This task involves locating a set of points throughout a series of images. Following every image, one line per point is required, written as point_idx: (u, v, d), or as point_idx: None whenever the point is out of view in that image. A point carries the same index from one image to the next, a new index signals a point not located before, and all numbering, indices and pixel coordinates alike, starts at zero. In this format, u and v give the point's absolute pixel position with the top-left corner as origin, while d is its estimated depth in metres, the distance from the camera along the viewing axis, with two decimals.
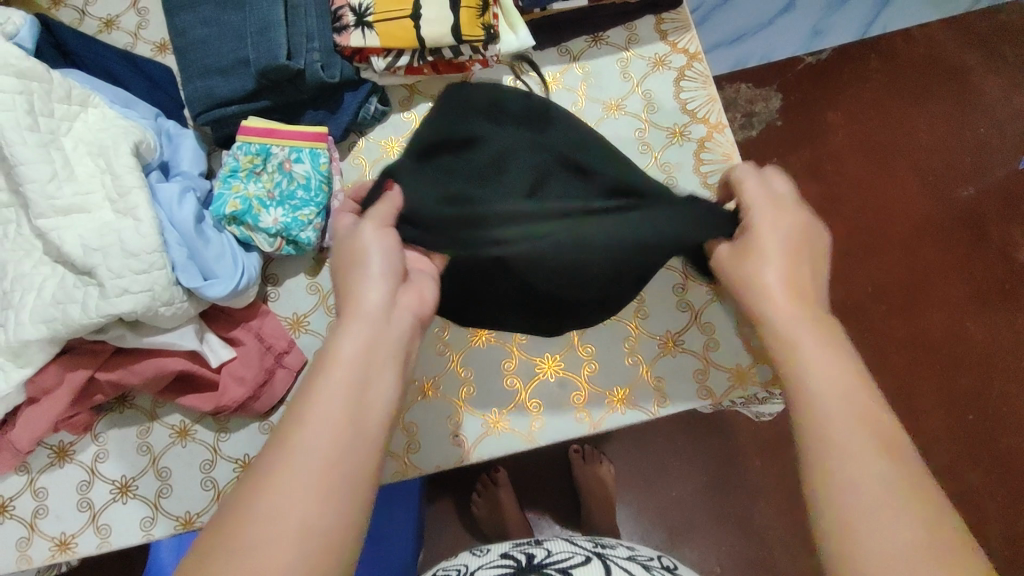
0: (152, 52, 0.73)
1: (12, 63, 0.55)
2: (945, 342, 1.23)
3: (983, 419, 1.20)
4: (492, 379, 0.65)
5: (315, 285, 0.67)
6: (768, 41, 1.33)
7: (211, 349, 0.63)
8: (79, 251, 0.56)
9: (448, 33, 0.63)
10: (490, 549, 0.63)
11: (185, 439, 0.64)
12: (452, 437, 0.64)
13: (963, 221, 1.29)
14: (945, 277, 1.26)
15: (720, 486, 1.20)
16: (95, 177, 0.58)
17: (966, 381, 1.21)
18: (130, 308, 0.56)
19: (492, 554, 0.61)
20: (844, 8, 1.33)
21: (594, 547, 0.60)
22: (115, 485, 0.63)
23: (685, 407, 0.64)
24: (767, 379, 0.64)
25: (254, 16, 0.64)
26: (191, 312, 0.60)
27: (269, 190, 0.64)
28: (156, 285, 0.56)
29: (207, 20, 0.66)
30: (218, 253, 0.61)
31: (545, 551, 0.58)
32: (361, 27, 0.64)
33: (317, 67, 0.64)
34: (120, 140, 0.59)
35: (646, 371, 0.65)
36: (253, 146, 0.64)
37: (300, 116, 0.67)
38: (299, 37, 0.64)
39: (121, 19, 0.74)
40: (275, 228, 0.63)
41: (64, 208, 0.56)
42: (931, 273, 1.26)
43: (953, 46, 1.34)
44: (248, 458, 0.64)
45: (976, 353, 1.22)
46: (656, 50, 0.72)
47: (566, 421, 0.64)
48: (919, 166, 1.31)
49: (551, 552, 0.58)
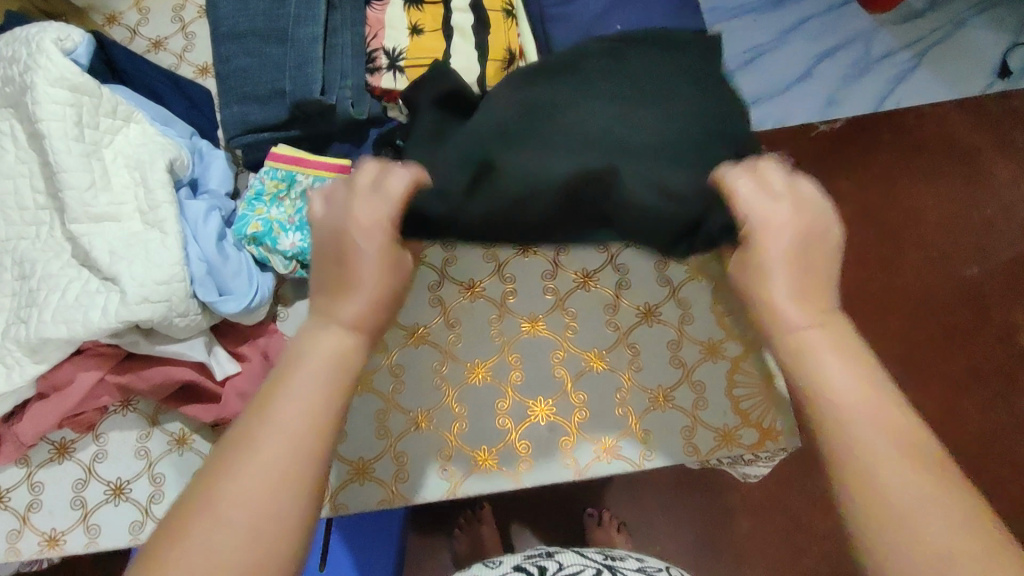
0: (194, 74, 0.77)
1: (68, 78, 0.59)
2: (943, 390, 1.28)
3: (987, 464, 1.25)
4: (485, 417, 0.66)
5: None
6: (783, 107, 1.38)
7: (217, 363, 0.64)
8: (107, 257, 0.59)
9: (475, 82, 0.68)
10: (503, 562, 0.65)
11: (183, 448, 0.66)
12: (441, 470, 0.65)
13: (966, 300, 1.32)
14: (900, 309, 1.31)
15: (708, 543, 1.20)
16: (129, 188, 0.61)
17: (972, 410, 1.27)
18: (147, 316, 0.58)
19: (505, 566, 0.63)
20: (859, 83, 1.38)
21: (604, 560, 0.64)
22: (109, 486, 0.65)
23: (671, 461, 0.65)
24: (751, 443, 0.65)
25: (294, 52, 0.67)
26: (202, 324, 0.63)
27: (290, 215, 0.66)
28: (173, 296, 0.59)
29: (249, 51, 0.69)
30: (235, 271, 0.64)
31: (558, 564, 0.62)
32: (393, 70, 0.69)
33: (348, 104, 0.67)
34: (156, 156, 0.63)
35: (634, 423, 0.66)
36: (280, 171, 0.67)
37: (326, 146, 0.71)
38: (333, 74, 0.67)
39: (168, 41, 0.78)
40: (292, 252, 0.65)
41: (97, 216, 0.60)
42: (874, 298, 1.32)
43: (963, 128, 1.38)
44: (184, 432, 0.66)
45: (899, 348, 1.30)
46: None
47: (553, 466, 0.65)
48: (891, 238, 1.35)
49: (562, 565, 0.62)
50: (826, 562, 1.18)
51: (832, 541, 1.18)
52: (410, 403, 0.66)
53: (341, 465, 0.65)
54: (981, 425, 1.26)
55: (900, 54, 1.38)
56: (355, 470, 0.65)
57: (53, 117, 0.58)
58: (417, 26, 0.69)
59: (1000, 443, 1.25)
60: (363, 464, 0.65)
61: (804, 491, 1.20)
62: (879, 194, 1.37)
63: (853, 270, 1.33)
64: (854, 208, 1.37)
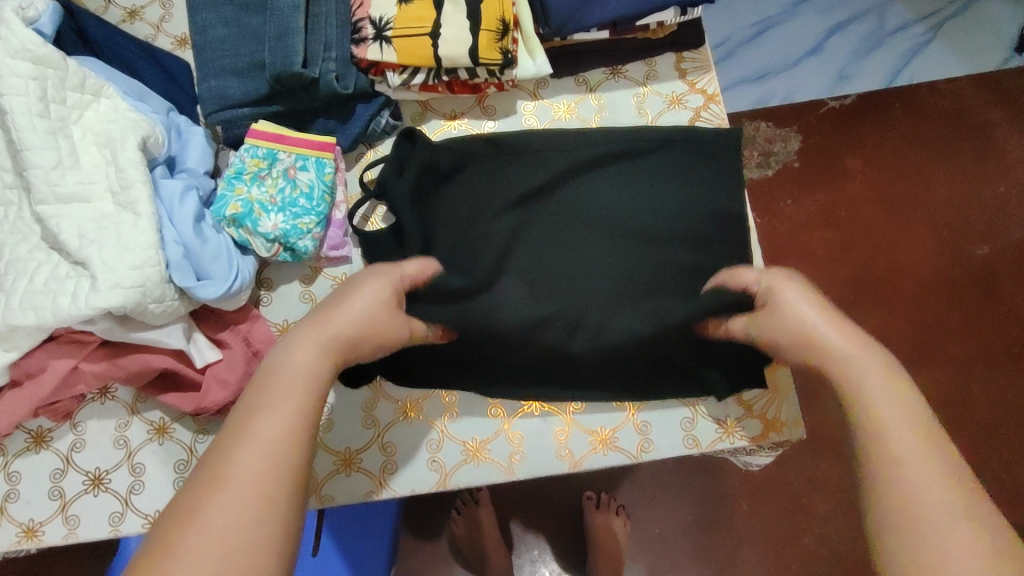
0: (172, 45, 0.73)
1: (29, 49, 0.56)
2: (950, 373, 1.25)
3: (994, 448, 1.22)
4: (477, 408, 0.64)
5: (308, 294, 0.67)
6: (793, 81, 1.33)
7: (197, 350, 0.62)
8: (76, 240, 0.56)
9: (466, 54, 0.64)
10: None
11: (163, 438, 0.63)
12: (430, 462, 0.62)
13: (976, 281, 1.28)
14: (907, 291, 1.27)
15: (707, 525, 1.18)
16: (99, 167, 0.58)
17: (980, 392, 1.24)
18: (119, 303, 0.55)
19: None
20: (871, 57, 1.33)
21: None
22: (88, 477, 0.63)
23: (670, 454, 0.63)
24: (789, 381, 0.64)
25: (274, 21, 0.64)
26: (180, 310, 0.60)
27: (272, 196, 0.63)
28: (147, 282, 0.56)
29: (227, 20, 0.65)
30: (214, 254, 0.61)
31: None
32: (379, 41, 0.64)
33: (331, 77, 0.64)
34: (128, 133, 0.59)
35: (632, 413, 0.64)
36: (260, 150, 0.64)
37: (310, 123, 0.67)
38: (317, 45, 0.64)
39: (144, 11, 0.74)
40: (274, 234, 0.62)
41: (65, 196, 0.57)
42: (882, 279, 1.28)
43: (978, 103, 1.33)
44: (164, 421, 0.64)
45: (907, 329, 1.26)
46: (674, 88, 0.72)
47: (547, 458, 0.63)
48: (904, 219, 1.30)
49: None
50: (827, 546, 1.15)
51: (832, 524, 1.16)
52: (399, 392, 0.64)
53: (328, 456, 0.62)
54: (988, 408, 1.23)
55: (914, 26, 1.33)
56: (342, 460, 0.62)
57: (15, 91, 0.55)
58: None
59: (1007, 426, 1.22)
60: (351, 455, 0.63)
61: (804, 473, 1.18)
62: (891, 172, 1.32)
63: (861, 249, 1.29)
64: (866, 186, 1.32)
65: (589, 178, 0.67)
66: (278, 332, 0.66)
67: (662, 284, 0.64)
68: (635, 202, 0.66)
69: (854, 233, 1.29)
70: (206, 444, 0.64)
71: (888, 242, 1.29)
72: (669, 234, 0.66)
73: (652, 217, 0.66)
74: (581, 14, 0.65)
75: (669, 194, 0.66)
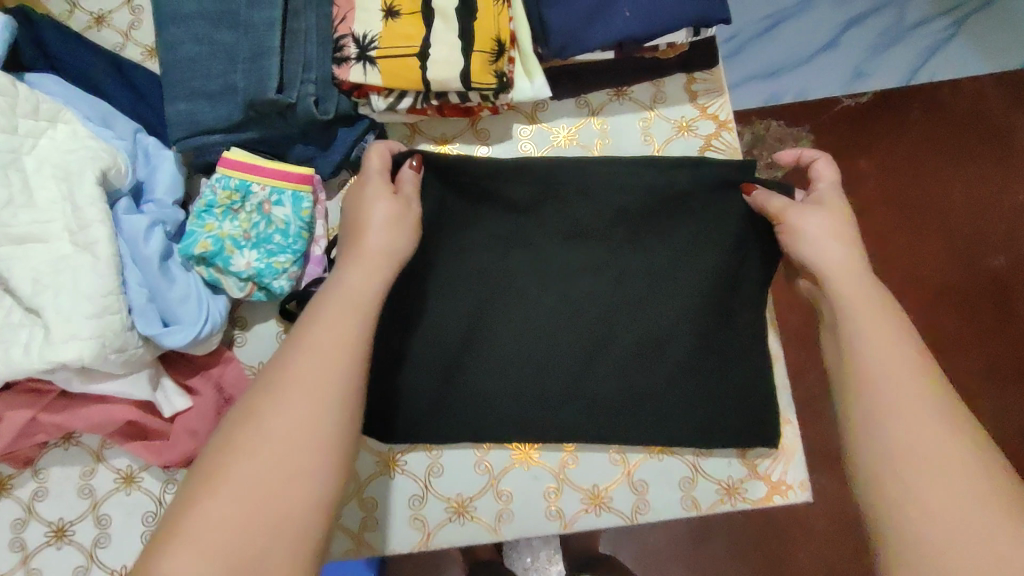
0: (142, 56, 0.68)
1: None
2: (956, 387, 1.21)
3: None
4: (463, 463, 0.60)
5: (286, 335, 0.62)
6: (806, 78, 1.26)
7: (165, 398, 0.58)
8: (29, 286, 0.52)
9: (456, 78, 0.58)
10: None
11: (130, 488, 0.60)
12: (413, 519, 0.59)
13: (988, 292, 1.23)
14: (916, 300, 1.23)
15: (704, 541, 1.15)
16: (55, 204, 0.53)
17: (986, 406, 1.20)
18: (76, 357, 0.51)
19: None
20: (891, 53, 1.26)
21: None
22: (51, 527, 0.59)
23: (666, 515, 0.61)
24: (796, 437, 0.62)
25: (248, 40, 0.58)
26: (145, 357, 0.56)
27: (245, 231, 0.58)
28: (107, 331, 0.52)
29: (197, 36, 0.59)
30: (183, 295, 0.56)
31: None
32: (362, 61, 0.58)
33: (310, 102, 0.58)
34: (85, 166, 0.54)
35: (628, 471, 0.61)
36: (233, 180, 0.58)
37: (288, 150, 0.62)
38: (294, 66, 0.58)
39: (112, 16, 0.68)
40: (247, 273, 0.57)
41: (17, 237, 0.52)
42: (892, 287, 1.23)
43: (1001, 104, 1.26)
44: (131, 470, 0.60)
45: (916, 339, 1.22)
46: (683, 112, 0.66)
47: (537, 517, 0.60)
48: (918, 225, 1.25)
49: None
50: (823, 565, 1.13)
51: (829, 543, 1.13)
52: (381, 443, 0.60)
53: None
54: (993, 424, 1.20)
55: (935, 21, 1.26)
56: None
57: None
58: (393, 8, 0.59)
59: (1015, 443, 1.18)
60: None
61: None
62: (906, 175, 1.26)
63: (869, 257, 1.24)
64: (880, 191, 1.26)
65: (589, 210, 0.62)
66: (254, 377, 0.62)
67: (662, 322, 0.61)
68: (640, 230, 0.62)
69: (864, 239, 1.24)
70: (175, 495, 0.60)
71: (899, 250, 1.24)
72: (673, 272, 0.61)
73: (652, 248, 0.62)
74: (584, 33, 0.59)
75: (674, 228, 0.62)
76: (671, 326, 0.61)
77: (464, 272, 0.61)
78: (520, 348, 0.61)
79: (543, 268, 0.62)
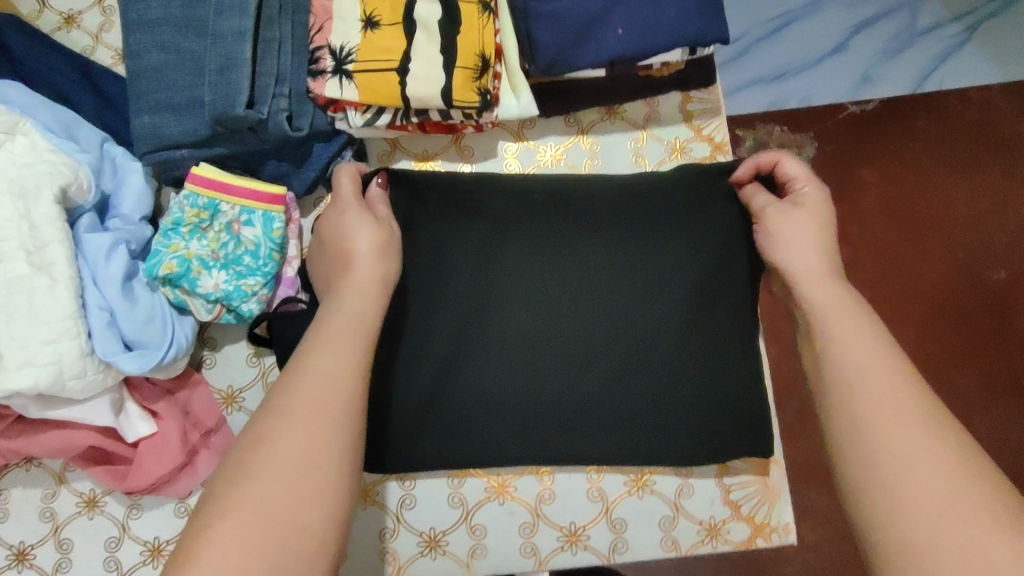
0: (112, 59, 0.65)
1: None
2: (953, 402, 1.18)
3: None
4: (437, 497, 0.58)
5: (255, 358, 0.60)
6: (811, 83, 1.22)
7: (128, 424, 0.55)
8: None
9: (438, 95, 0.55)
10: None
11: (93, 512, 0.58)
12: (383, 554, 0.57)
13: (988, 307, 1.21)
14: (915, 313, 1.20)
15: None
16: (9, 222, 0.50)
17: (982, 422, 1.18)
18: (31, 384, 0.49)
19: None
20: (899, 59, 1.22)
21: None
22: (10, 551, 0.57)
23: (644, 555, 0.59)
24: (782, 478, 0.61)
25: (215, 50, 0.55)
26: (107, 382, 0.53)
27: (214, 250, 0.56)
28: (63, 357, 0.50)
29: (164, 44, 0.56)
30: (146, 318, 0.54)
31: None
32: (339, 74, 0.55)
33: (282, 118, 0.56)
34: (43, 183, 0.51)
35: (606, 509, 0.59)
36: (201, 198, 0.56)
37: (261, 166, 0.59)
38: (267, 79, 0.55)
39: (82, 17, 0.65)
40: (215, 295, 0.55)
41: None
42: (891, 299, 1.20)
43: (1009, 114, 1.23)
44: (94, 493, 0.58)
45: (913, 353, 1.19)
46: (677, 134, 0.64)
47: (511, 553, 0.58)
48: (918, 237, 1.22)
49: None
50: None
51: None
52: None
53: None
54: (990, 440, 1.17)
55: (947, 27, 1.22)
56: None
57: None
58: (372, 18, 0.56)
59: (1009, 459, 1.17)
60: None
61: None
62: (909, 185, 1.23)
63: (870, 267, 1.21)
64: (882, 201, 1.23)
65: (572, 232, 0.60)
66: (222, 401, 0.60)
67: (645, 349, 0.59)
68: (622, 253, 0.60)
69: (865, 250, 1.21)
70: (138, 519, 0.58)
71: (899, 261, 1.21)
72: (658, 298, 0.59)
73: (640, 270, 0.60)
74: (573, 52, 0.56)
75: (659, 252, 0.60)
76: (654, 355, 0.59)
77: (441, 292, 0.58)
78: (500, 372, 0.57)
79: (523, 289, 0.59)
